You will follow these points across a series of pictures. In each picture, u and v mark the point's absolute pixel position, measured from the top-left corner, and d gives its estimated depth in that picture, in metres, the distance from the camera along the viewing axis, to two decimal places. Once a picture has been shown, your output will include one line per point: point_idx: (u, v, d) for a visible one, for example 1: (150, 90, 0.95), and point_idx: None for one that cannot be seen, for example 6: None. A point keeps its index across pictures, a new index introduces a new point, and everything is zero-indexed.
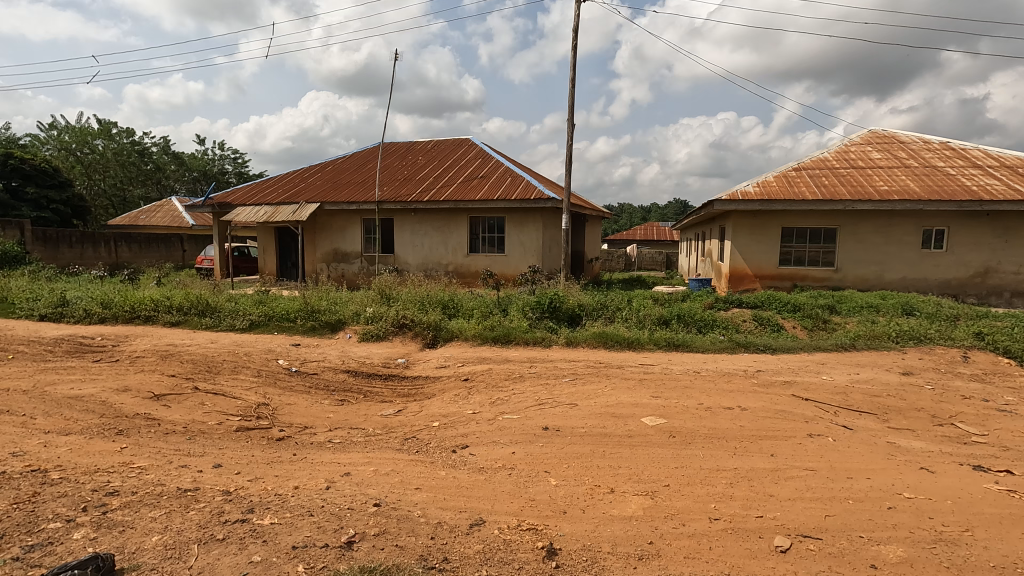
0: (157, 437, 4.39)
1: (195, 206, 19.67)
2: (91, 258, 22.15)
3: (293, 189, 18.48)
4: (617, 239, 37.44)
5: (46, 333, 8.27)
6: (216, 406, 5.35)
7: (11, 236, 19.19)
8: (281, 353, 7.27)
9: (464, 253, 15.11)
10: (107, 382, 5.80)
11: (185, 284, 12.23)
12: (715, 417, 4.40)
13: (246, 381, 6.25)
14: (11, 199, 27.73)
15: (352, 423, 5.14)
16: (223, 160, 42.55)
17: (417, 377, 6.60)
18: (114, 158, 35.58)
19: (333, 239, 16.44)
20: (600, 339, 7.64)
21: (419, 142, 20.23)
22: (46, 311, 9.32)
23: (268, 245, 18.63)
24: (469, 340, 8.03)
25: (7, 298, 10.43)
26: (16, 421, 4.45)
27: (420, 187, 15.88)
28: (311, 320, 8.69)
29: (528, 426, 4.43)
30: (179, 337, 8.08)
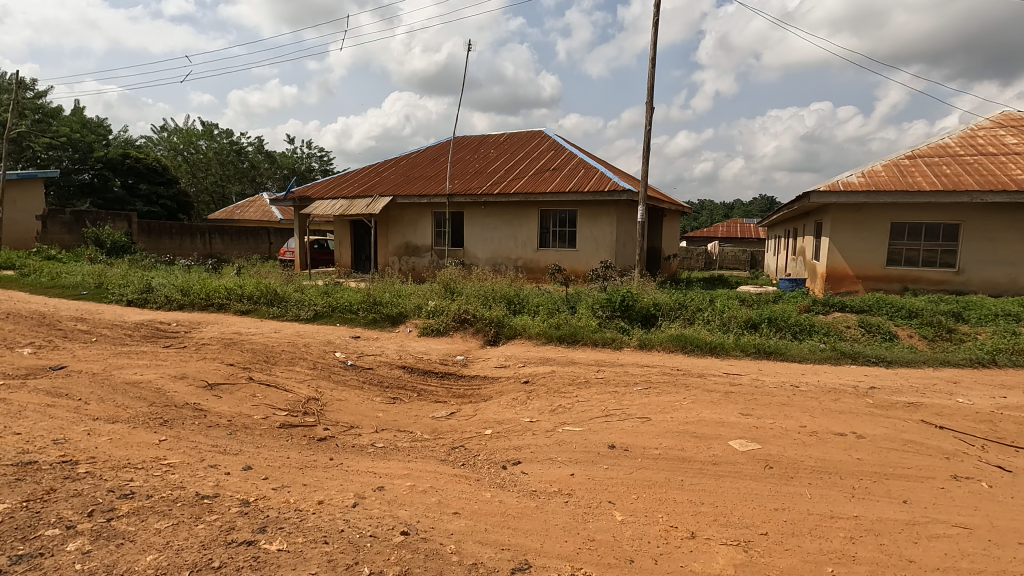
0: (198, 430, 4.18)
1: (278, 200, 20.50)
2: (188, 249, 23.72)
3: (368, 183, 18.72)
4: (697, 236, 35.58)
5: (129, 317, 8.62)
6: (266, 399, 5.15)
7: (120, 227, 20.91)
8: (339, 345, 7.07)
9: (534, 248, 14.60)
10: (167, 369, 5.78)
11: (261, 274, 12.53)
12: (823, 445, 3.58)
13: (301, 373, 6.05)
14: (126, 195, 30.55)
15: (400, 425, 4.76)
16: (310, 157, 44.68)
17: (474, 377, 6.14)
18: (215, 157, 38.47)
19: (405, 232, 16.46)
20: (677, 343, 6.85)
21: (491, 135, 19.88)
22: (133, 297, 9.78)
23: (343, 238, 19.06)
24: (533, 339, 7.49)
25: (103, 283, 11.10)
26: (71, 406, 4.41)
27: (491, 179, 15.54)
28: (373, 312, 8.50)
29: (591, 442, 3.82)
30: (246, 325, 8.13)
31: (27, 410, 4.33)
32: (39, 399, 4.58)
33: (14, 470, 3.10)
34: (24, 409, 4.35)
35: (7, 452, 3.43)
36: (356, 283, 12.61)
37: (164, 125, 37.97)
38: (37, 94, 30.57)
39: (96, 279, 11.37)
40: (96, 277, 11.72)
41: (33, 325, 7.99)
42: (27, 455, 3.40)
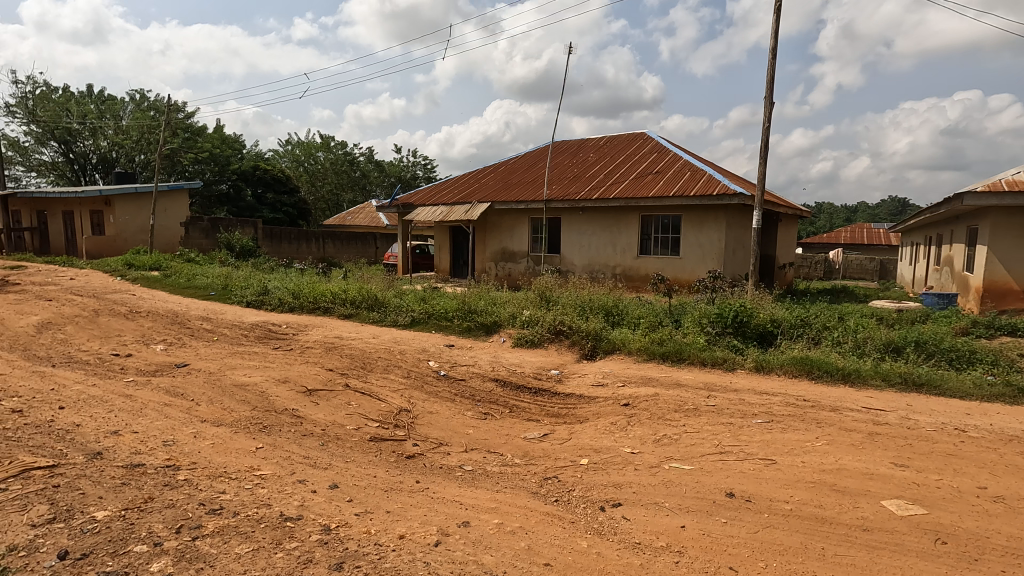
0: (293, 439, 4.19)
1: (383, 207, 21.43)
2: (304, 252, 25.55)
3: (467, 190, 18.99)
4: (815, 243, 32.52)
5: (247, 318, 9.24)
6: (359, 408, 5.13)
7: (248, 233, 22.96)
8: (433, 354, 7.01)
9: (633, 255, 13.93)
10: (272, 372, 5.99)
11: (365, 278, 13.03)
12: (1016, 518, 2.80)
13: (395, 381, 6.02)
14: (255, 204, 33.68)
15: (490, 446, 4.50)
16: (416, 166, 46.68)
17: (568, 395, 5.77)
18: (331, 168, 41.42)
19: (502, 238, 16.45)
20: (802, 367, 6.02)
21: (591, 139, 19.38)
22: (251, 298, 10.51)
23: (442, 243, 19.51)
24: (633, 355, 6.97)
25: (228, 285, 12.08)
26: (183, 407, 4.63)
27: (589, 184, 15.08)
28: (468, 321, 8.41)
29: (704, 487, 3.31)
30: (348, 330, 8.37)
31: (147, 408, 4.60)
32: (159, 397, 4.88)
33: (122, 473, 3.20)
34: (145, 407, 4.63)
35: (120, 451, 3.59)
36: (453, 289, 12.72)
37: (289, 139, 41.51)
38: (187, 116, 34.65)
39: (223, 281, 12.41)
40: (223, 279, 12.79)
41: (168, 323, 8.78)
42: (138, 457, 3.53)
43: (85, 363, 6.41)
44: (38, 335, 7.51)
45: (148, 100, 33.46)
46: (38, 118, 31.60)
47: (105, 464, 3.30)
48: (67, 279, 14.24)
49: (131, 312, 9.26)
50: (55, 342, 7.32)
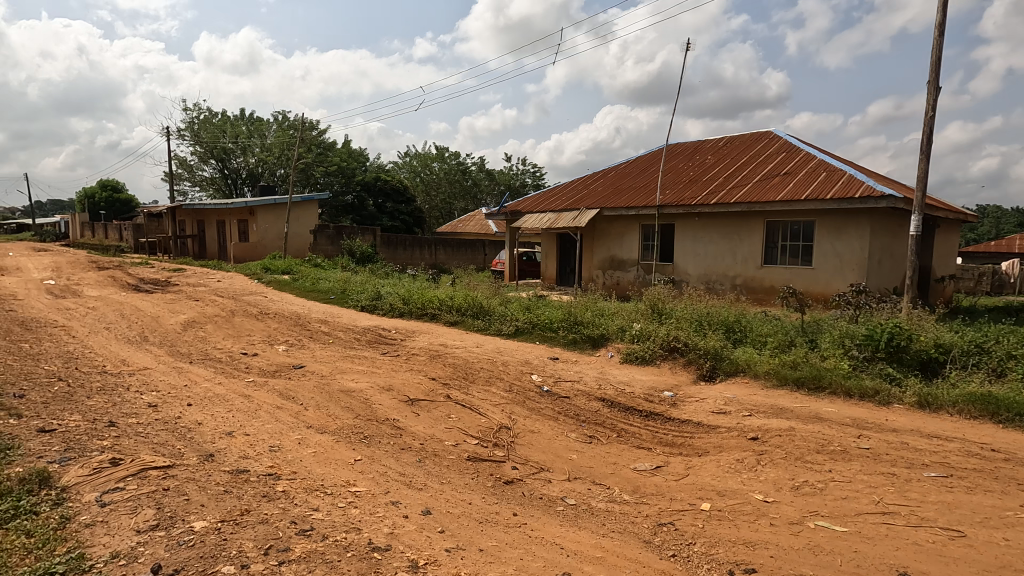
0: (390, 452, 4.08)
1: (491, 214, 21.70)
2: (418, 259, 26.65)
3: (576, 196, 18.61)
4: (980, 253, 28.02)
5: (360, 322, 9.59)
6: (459, 422, 4.95)
7: (368, 240, 24.40)
8: (536, 367, 6.71)
9: (757, 265, 12.70)
10: (376, 378, 6.04)
11: (472, 285, 13.12)
12: None
13: (496, 395, 5.80)
14: (376, 213, 35.91)
15: (595, 476, 4.08)
16: (524, 173, 47.21)
17: (683, 422, 5.17)
18: (445, 177, 43.15)
19: (610, 246, 15.86)
20: (984, 406, 4.91)
21: (709, 140, 18.14)
22: (366, 303, 10.95)
23: (549, 250, 19.32)
24: (760, 378, 6.17)
25: (347, 289, 12.75)
26: (292, 411, 4.74)
27: (707, 188, 14.05)
28: (574, 332, 8.02)
29: (865, 560, 2.65)
30: (452, 337, 8.36)
31: (260, 410, 4.76)
32: (272, 399, 5.04)
33: (226, 479, 3.23)
34: (259, 408, 4.80)
35: (229, 455, 3.66)
36: (559, 298, 12.40)
37: (408, 151, 43.91)
38: (320, 133, 37.90)
39: (343, 285, 13.13)
40: (343, 283, 13.55)
41: (291, 324, 9.37)
42: (244, 462, 3.58)
43: (218, 360, 6.94)
44: (184, 333, 8.31)
45: (288, 119, 37.05)
46: (201, 139, 36.26)
47: (213, 468, 3.36)
48: (216, 281, 15.93)
49: (262, 313, 10.03)
50: (197, 339, 8.06)
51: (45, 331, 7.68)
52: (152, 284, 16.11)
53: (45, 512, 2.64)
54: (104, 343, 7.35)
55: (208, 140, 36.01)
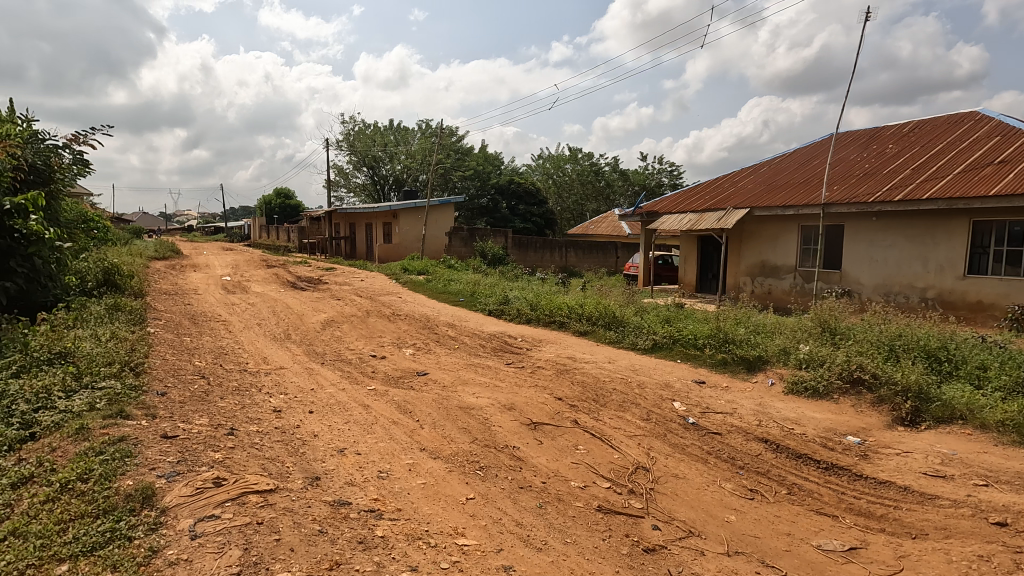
0: (508, 492, 3.52)
1: (625, 215, 20.59)
2: (548, 261, 26.33)
3: (721, 195, 16.87)
4: None
5: (486, 328, 9.30)
6: (587, 457, 4.26)
7: (499, 242, 24.63)
8: (678, 392, 5.78)
9: (958, 276, 10.28)
10: (498, 394, 5.55)
11: (603, 291, 12.32)
12: None
13: (631, 424, 5.00)
14: (509, 215, 36.46)
15: (763, 554, 3.15)
16: (661, 173, 44.96)
17: (882, 484, 3.96)
18: (578, 179, 42.65)
19: (761, 250, 14.06)
20: None
21: (889, 126, 15.34)
22: (493, 307, 10.67)
23: (689, 254, 17.84)
24: (988, 431, 4.64)
25: (476, 292, 12.66)
26: (408, 429, 4.40)
27: (889, 182, 11.76)
28: (723, 352, 6.92)
29: None
30: (581, 349, 7.67)
31: (376, 424, 4.48)
32: (389, 412, 4.76)
33: (325, 514, 2.87)
34: (375, 422, 4.52)
35: (335, 480, 3.34)
36: (701, 308, 11.13)
37: (541, 154, 44.10)
38: (458, 138, 39.43)
39: (473, 288, 13.06)
40: (473, 286, 13.50)
41: (420, 327, 9.35)
42: (348, 491, 3.23)
43: (347, 362, 6.97)
44: (321, 332, 8.62)
45: (430, 127, 39.03)
46: (355, 149, 39.60)
47: (315, 498, 3.04)
48: (359, 281, 16.88)
49: (394, 314, 10.18)
50: (332, 339, 8.29)
51: (208, 325, 8.40)
52: (307, 282, 17.54)
53: (137, 540, 2.44)
54: (253, 340, 7.79)
55: (360, 150, 39.21)
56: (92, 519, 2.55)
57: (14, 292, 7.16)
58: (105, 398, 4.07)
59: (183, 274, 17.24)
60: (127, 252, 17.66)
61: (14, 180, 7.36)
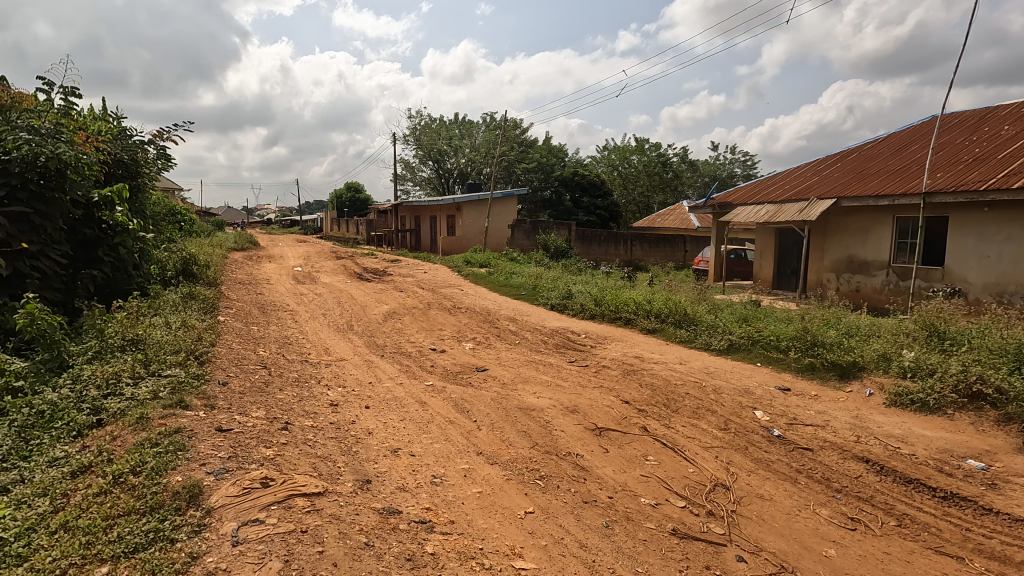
0: (570, 506, 3.20)
1: (695, 207, 19.59)
2: (613, 255, 25.61)
3: (802, 185, 15.64)
4: None
5: (548, 323, 8.98)
6: (658, 470, 3.86)
7: (562, 235, 24.20)
8: (759, 400, 5.23)
9: None
10: (560, 395, 5.23)
11: (672, 286, 11.68)
12: None
13: (707, 434, 4.54)
14: (573, 207, 35.88)
15: None
16: (732, 162, 42.79)
17: (1018, 523, 3.32)
18: (645, 170, 41.36)
19: (849, 244, 12.88)
20: None
21: (1004, 106, 13.61)
22: (556, 302, 10.32)
23: (766, 249, 16.69)
24: None
25: (538, 286, 12.35)
26: (464, 430, 4.16)
27: (1004, 167, 10.37)
28: (810, 356, 6.25)
29: None
30: (649, 348, 7.20)
31: (431, 423, 4.27)
32: (446, 411, 4.54)
33: (373, 524, 2.66)
34: (431, 421, 4.32)
35: (387, 484, 3.15)
36: (781, 306, 10.29)
37: (607, 145, 43.08)
38: (522, 131, 39.16)
39: (535, 281, 12.76)
40: (535, 279, 13.21)
41: (481, 321, 9.16)
42: (399, 498, 3.02)
43: (406, 356, 6.86)
44: (382, 324, 8.61)
45: (494, 120, 39.01)
46: (421, 143, 40.23)
47: (363, 504, 2.84)
48: (422, 273, 16.99)
49: (454, 307, 10.06)
50: (393, 331, 8.24)
51: (276, 315, 8.58)
52: (372, 273, 17.87)
53: (179, 543, 2.32)
54: (316, 330, 7.86)
55: (426, 144, 39.80)
56: (138, 516, 2.47)
57: (102, 279, 7.58)
58: (167, 386, 4.11)
59: (259, 265, 18.02)
60: (209, 243, 18.70)
61: (102, 173, 7.77)
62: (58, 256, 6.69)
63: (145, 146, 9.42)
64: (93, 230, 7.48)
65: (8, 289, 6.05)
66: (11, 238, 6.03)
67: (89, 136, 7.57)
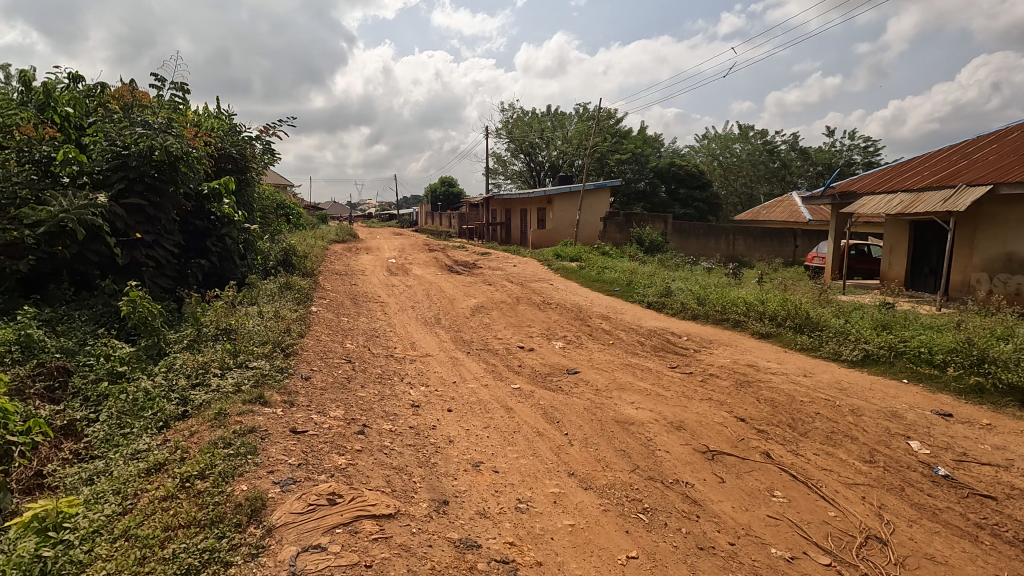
0: (681, 554, 2.63)
1: (812, 198, 17.71)
2: (712, 249, 23.97)
3: (946, 171, 13.54)
4: None
5: (645, 323, 8.30)
6: (789, 511, 3.17)
7: (658, 228, 23.02)
8: (912, 427, 4.29)
9: None
10: (663, 408, 4.61)
11: (786, 285, 10.48)
12: None
13: (847, 467, 3.73)
14: (669, 200, 34.23)
15: None
16: (851, 149, 38.79)
17: None
18: (748, 159, 38.57)
19: (1008, 238, 10.88)
20: None
21: None
22: (653, 299, 9.57)
23: (898, 244, 14.95)
24: None
25: (633, 282, 11.63)
26: (554, 444, 3.69)
27: None
28: (976, 374, 5.12)
29: None
30: (764, 356, 6.33)
31: (517, 433, 3.85)
32: (535, 420, 4.10)
33: (447, 561, 2.27)
34: (517, 431, 3.89)
35: (466, 508, 2.76)
36: (922, 310, 8.83)
37: (707, 133, 40.66)
38: (616, 121, 37.93)
39: (629, 277, 12.01)
40: (629, 275, 12.47)
41: (572, 319, 8.65)
42: (478, 527, 2.61)
43: (493, 353, 6.53)
44: (469, 318, 8.36)
45: (587, 110, 38.11)
46: (513, 137, 40.22)
47: (438, 533, 2.47)
48: (511, 266, 16.75)
49: (544, 302, 9.63)
50: (480, 327, 7.96)
51: (367, 306, 8.62)
52: (462, 266, 17.91)
53: (233, 568, 2.05)
54: (404, 323, 7.76)
55: (518, 137, 39.74)
56: (197, 530, 2.25)
57: (210, 269, 7.95)
58: (251, 379, 4.03)
59: (357, 257, 18.69)
60: (313, 235, 19.72)
61: (212, 166, 8.14)
62: (170, 246, 7.05)
63: (252, 141, 9.85)
64: (203, 221, 7.87)
65: (126, 277, 6.42)
66: (128, 228, 6.39)
67: (199, 131, 7.95)
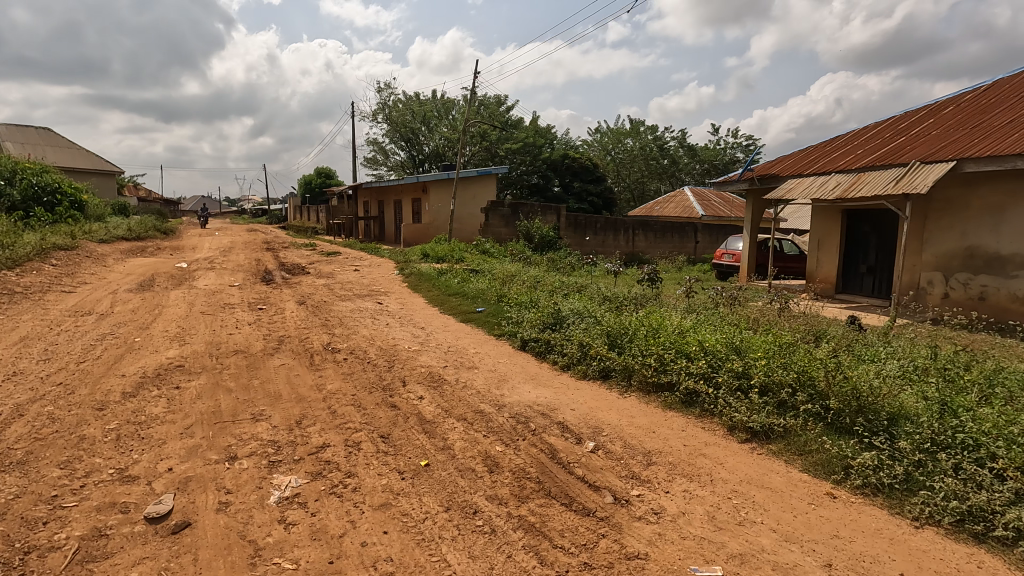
0: None
1: (723, 182, 14.46)
2: (610, 246, 20.63)
3: (894, 155, 11.02)
4: None
5: (509, 398, 4.12)
6: None
7: (549, 222, 19.31)
8: None
9: None
10: None
11: (732, 299, 6.86)
12: None
13: None
14: (562, 194, 31.01)
15: None
16: (738, 147, 38.10)
17: None
18: (640, 155, 35.86)
19: (967, 228, 8.43)
20: None
21: None
22: (530, 336, 5.47)
23: (827, 239, 12.05)
24: None
25: (504, 297, 7.47)
26: None
27: None
28: None
29: None
30: (798, 534, 2.35)
31: None
32: None
33: None
34: None
35: None
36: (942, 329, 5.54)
37: (600, 126, 38.05)
38: (505, 108, 34.20)
39: (500, 290, 7.83)
40: (502, 286, 8.30)
41: (363, 391, 4.23)
42: None
43: None
44: (113, 405, 3.65)
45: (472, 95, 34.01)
46: (390, 119, 35.09)
47: None
48: (350, 273, 12.09)
49: (329, 344, 5.14)
50: (115, 437, 3.30)
51: None
52: (283, 273, 12.83)
53: None
54: None
55: (396, 121, 34.70)
56: None
57: None
58: None
59: (125, 260, 12.87)
60: (69, 233, 13.79)
61: None
62: None
63: None
64: None
65: None
66: None
67: None
